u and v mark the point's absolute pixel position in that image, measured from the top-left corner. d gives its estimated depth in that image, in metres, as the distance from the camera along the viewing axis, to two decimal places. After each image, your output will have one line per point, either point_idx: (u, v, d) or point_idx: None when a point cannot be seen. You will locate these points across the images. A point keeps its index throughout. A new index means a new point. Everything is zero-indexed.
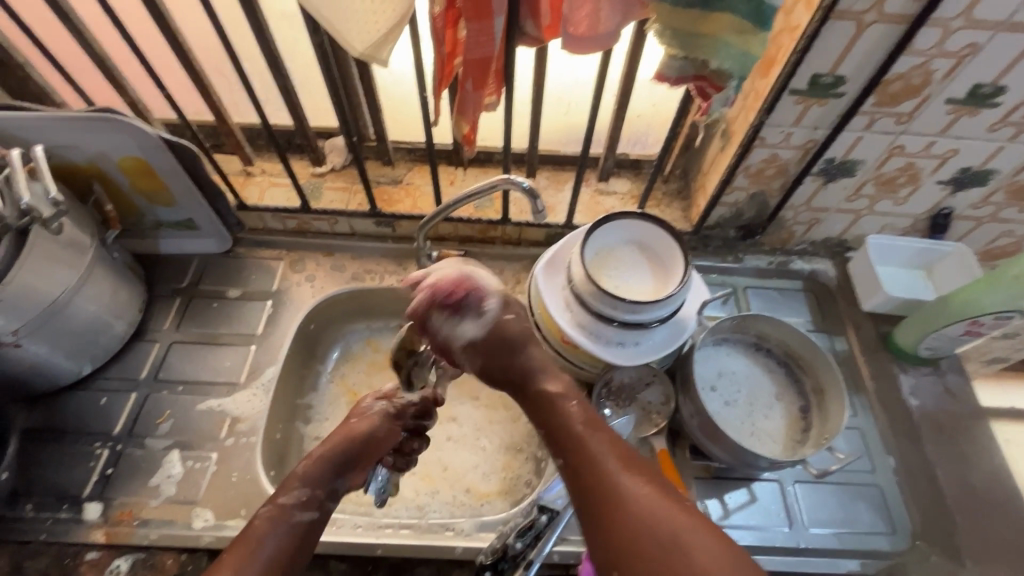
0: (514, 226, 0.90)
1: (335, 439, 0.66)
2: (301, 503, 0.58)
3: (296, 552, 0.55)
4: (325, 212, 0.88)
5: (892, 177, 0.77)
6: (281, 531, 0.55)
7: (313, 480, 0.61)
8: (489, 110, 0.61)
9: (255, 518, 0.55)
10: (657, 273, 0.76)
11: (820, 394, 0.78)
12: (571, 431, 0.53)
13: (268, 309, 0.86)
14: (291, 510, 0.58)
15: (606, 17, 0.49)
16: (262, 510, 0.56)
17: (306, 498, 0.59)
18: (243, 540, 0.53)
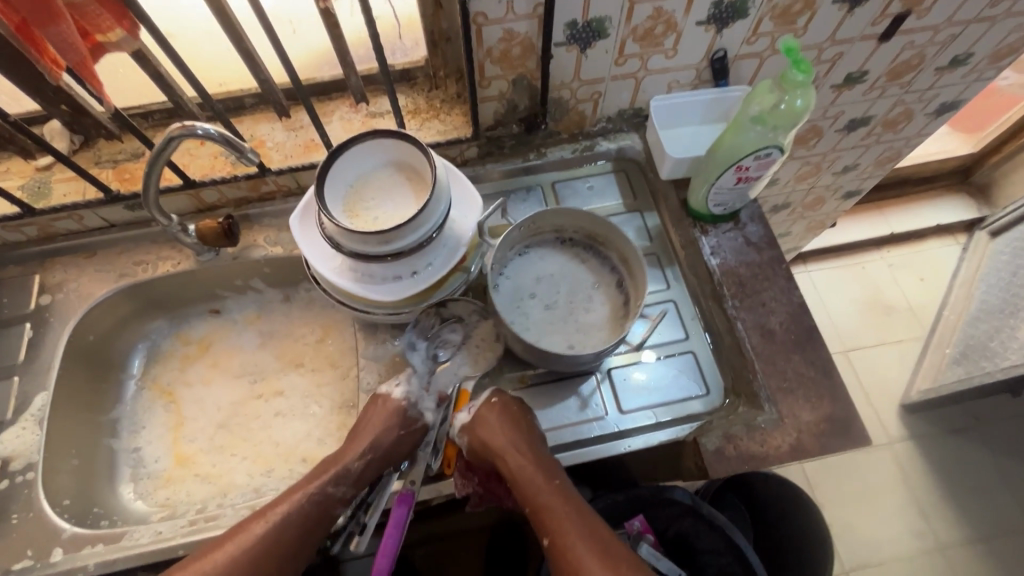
0: (279, 174, 0.80)
1: (378, 440, 0.69)
2: (342, 498, 0.67)
3: (312, 534, 0.64)
4: (60, 208, 0.76)
5: (648, 29, 0.70)
6: (301, 517, 0.64)
7: (356, 477, 0.68)
8: (121, 48, 0.53)
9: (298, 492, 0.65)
10: (418, 192, 0.69)
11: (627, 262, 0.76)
12: (544, 512, 0.66)
13: (29, 332, 0.77)
14: (331, 499, 0.66)
15: None
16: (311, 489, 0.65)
17: (347, 475, 0.68)
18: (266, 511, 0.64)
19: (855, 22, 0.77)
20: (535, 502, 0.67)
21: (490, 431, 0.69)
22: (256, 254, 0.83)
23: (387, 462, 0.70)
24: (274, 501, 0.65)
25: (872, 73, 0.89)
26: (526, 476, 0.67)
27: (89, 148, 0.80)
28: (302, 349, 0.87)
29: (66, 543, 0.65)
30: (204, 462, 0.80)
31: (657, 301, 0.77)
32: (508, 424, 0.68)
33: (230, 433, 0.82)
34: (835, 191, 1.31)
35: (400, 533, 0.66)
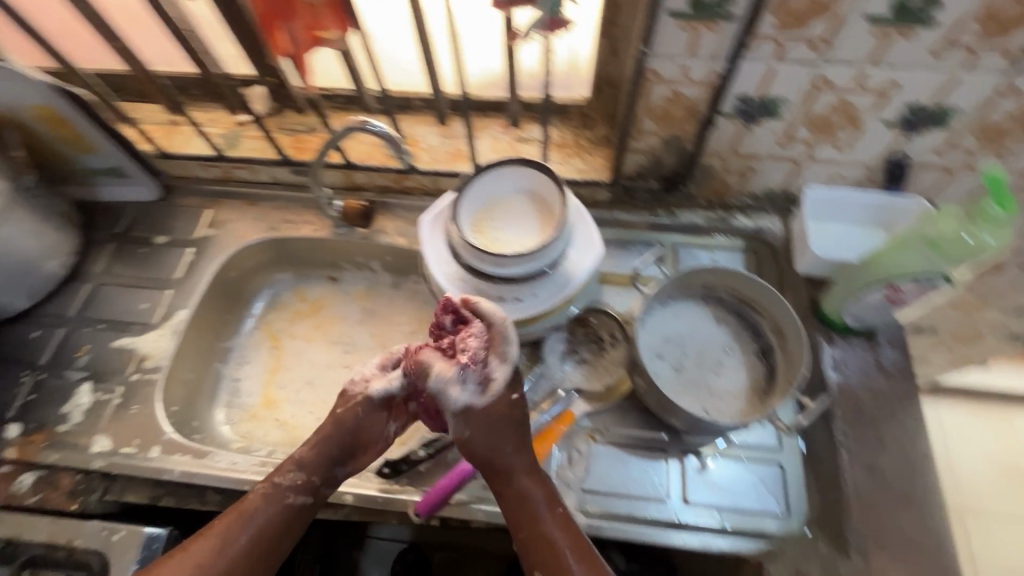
0: (424, 174, 0.86)
1: (327, 439, 0.67)
2: (295, 488, 0.66)
3: (276, 535, 0.64)
4: (241, 159, 0.89)
5: (826, 118, 0.66)
6: (267, 514, 0.64)
7: (314, 472, 0.66)
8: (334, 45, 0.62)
9: (250, 494, 0.64)
10: (543, 224, 0.70)
11: (780, 335, 0.70)
12: (540, 542, 0.62)
13: (189, 255, 0.90)
14: (285, 492, 0.65)
15: None
16: (257, 489, 0.65)
17: (302, 486, 0.66)
18: (237, 508, 0.64)
19: None
20: (527, 529, 0.62)
21: (495, 426, 0.66)
22: (381, 240, 0.89)
23: (338, 458, 0.68)
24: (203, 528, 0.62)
25: None
26: (522, 488, 0.64)
27: (278, 114, 0.91)
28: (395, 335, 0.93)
29: (163, 444, 0.74)
30: (286, 411, 0.88)
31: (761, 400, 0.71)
32: (516, 423, 0.66)
33: (313, 391, 0.89)
34: (998, 330, 1.13)
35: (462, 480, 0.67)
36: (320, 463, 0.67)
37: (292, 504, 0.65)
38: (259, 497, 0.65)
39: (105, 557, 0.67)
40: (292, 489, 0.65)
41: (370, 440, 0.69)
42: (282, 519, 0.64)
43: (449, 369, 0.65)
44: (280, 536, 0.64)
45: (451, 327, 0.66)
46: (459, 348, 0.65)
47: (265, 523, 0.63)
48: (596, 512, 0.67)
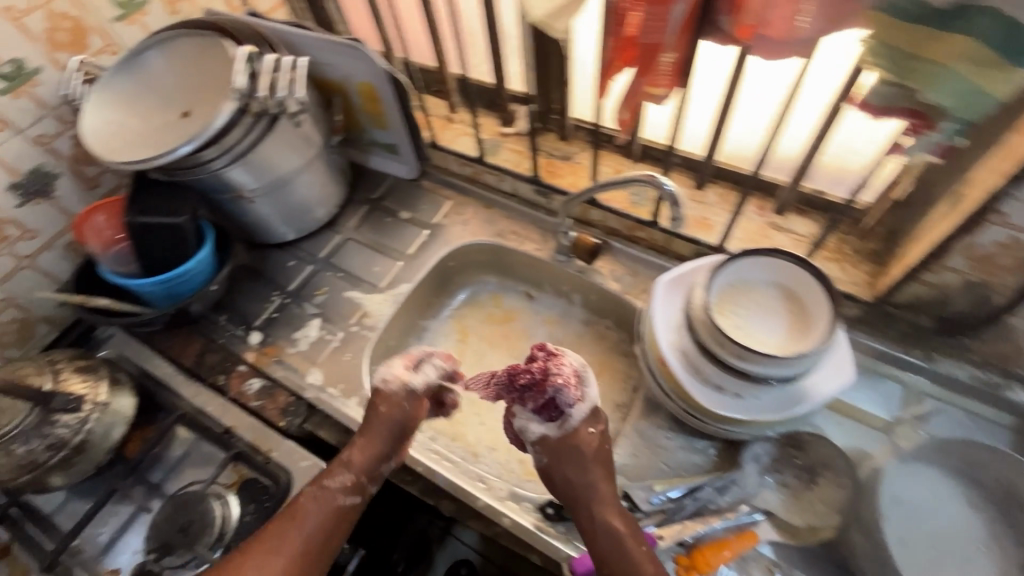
0: (662, 232, 0.86)
1: (377, 448, 0.69)
2: (341, 488, 0.67)
3: (329, 531, 0.65)
4: (495, 167, 0.96)
5: None
6: (321, 511, 0.65)
7: (360, 466, 0.68)
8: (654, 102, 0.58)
9: (302, 497, 0.65)
10: (794, 330, 0.65)
11: None
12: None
13: (423, 237, 0.99)
14: (335, 493, 0.66)
15: (804, 20, 0.47)
16: (307, 489, 0.66)
17: (350, 486, 0.67)
18: (291, 513, 0.64)
19: None
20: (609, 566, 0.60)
21: (573, 455, 0.67)
22: (595, 279, 0.90)
23: (390, 443, 0.70)
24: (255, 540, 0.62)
25: None
26: (603, 513, 0.63)
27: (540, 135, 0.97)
28: None
29: (361, 398, 0.81)
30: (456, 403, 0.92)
31: None
32: (599, 453, 0.67)
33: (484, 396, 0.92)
34: None
35: None
36: (358, 465, 0.68)
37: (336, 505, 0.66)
38: (308, 497, 0.66)
39: (291, 478, 0.75)
40: (339, 490, 0.67)
41: (382, 448, 0.69)
42: (328, 519, 0.65)
43: (541, 398, 0.67)
44: (323, 534, 0.64)
45: (543, 359, 0.68)
46: (554, 374, 0.66)
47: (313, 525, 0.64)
48: None
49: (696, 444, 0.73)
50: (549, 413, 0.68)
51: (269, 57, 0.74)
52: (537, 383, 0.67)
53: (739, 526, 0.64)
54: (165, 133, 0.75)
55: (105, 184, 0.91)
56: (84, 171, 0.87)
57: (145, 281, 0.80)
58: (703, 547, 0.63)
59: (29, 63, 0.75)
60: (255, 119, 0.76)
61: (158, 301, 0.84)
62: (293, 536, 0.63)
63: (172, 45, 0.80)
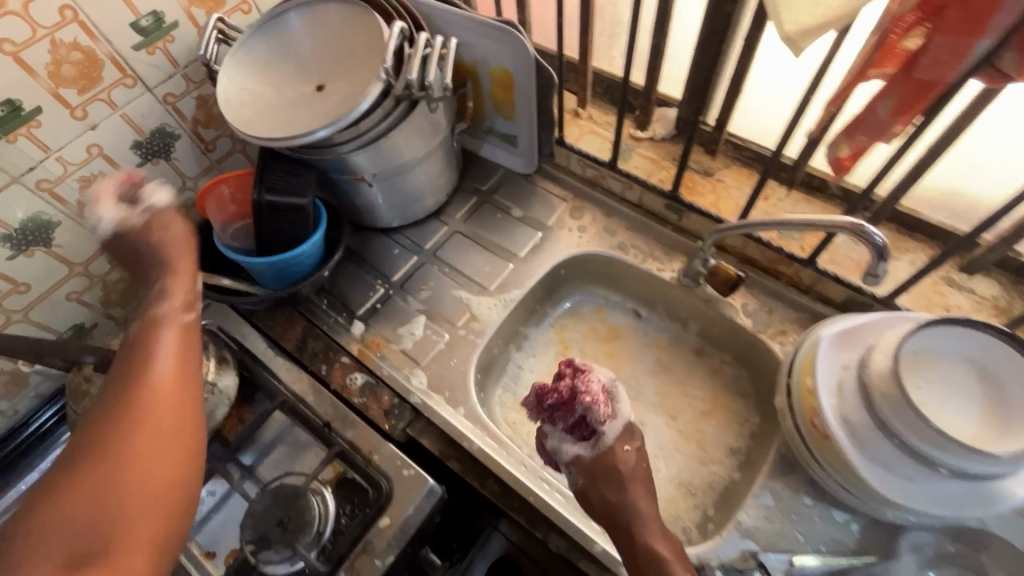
0: (814, 272, 0.77)
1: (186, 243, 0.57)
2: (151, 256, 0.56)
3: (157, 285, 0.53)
4: (626, 174, 0.88)
5: None
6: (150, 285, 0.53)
7: (150, 226, 0.58)
8: (886, 138, 0.49)
9: (149, 286, 0.53)
10: (992, 418, 0.57)
11: None
12: None
13: (536, 239, 0.93)
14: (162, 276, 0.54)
15: None
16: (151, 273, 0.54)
17: (179, 304, 0.51)
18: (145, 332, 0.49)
19: None
20: None
21: (608, 475, 0.62)
22: (725, 311, 0.82)
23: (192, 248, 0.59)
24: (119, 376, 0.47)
25: None
26: (645, 535, 0.58)
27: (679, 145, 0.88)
28: (683, 406, 0.86)
29: (467, 409, 0.77)
30: None
31: None
32: (635, 467, 0.62)
33: None
34: None
35: None
36: (179, 293, 0.52)
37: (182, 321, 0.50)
38: (167, 307, 0.51)
39: (393, 486, 0.72)
40: (168, 313, 0.50)
41: (151, 276, 0.55)
42: (172, 354, 0.47)
43: (570, 415, 0.64)
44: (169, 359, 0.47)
45: (571, 375, 0.66)
46: (582, 392, 0.63)
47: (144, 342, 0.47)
48: None
49: (838, 517, 0.65)
50: (579, 434, 0.64)
51: (424, 36, 0.68)
52: (565, 402, 0.64)
53: None
54: (299, 107, 0.70)
55: (219, 149, 0.87)
56: (203, 134, 0.83)
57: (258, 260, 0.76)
58: None
59: (167, 17, 0.71)
60: (395, 103, 0.70)
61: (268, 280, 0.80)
62: (149, 389, 0.44)
63: (315, 11, 0.74)
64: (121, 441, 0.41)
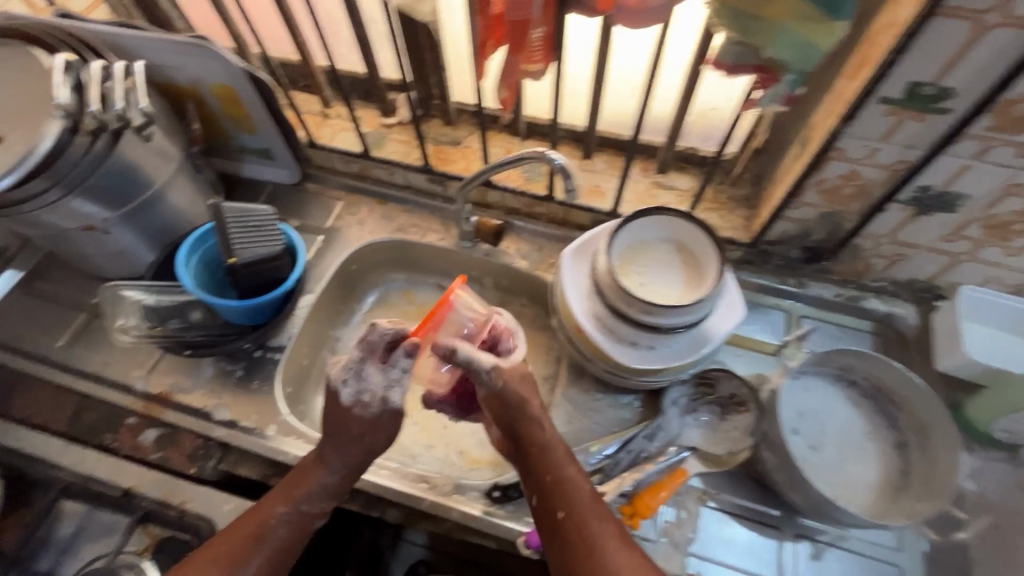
0: (560, 205, 0.88)
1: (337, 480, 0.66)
2: (319, 511, 0.65)
3: (294, 545, 0.63)
4: (384, 161, 0.92)
5: (1006, 222, 0.64)
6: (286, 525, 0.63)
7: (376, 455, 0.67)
8: (531, 77, 0.59)
9: (272, 516, 0.63)
10: (689, 280, 0.71)
11: (920, 433, 0.67)
12: (576, 495, 0.60)
13: (319, 243, 0.93)
14: (309, 516, 0.64)
15: None
16: (279, 509, 0.63)
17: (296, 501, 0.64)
18: (257, 529, 0.62)
19: None
20: (556, 479, 0.61)
21: (525, 381, 0.64)
22: (504, 259, 0.90)
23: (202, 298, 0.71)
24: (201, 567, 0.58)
25: None
26: (558, 472, 0.62)
27: (424, 122, 0.94)
28: None
29: (279, 424, 0.76)
30: None
31: (881, 536, 0.66)
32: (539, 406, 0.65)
33: (412, 396, 0.89)
34: None
35: None
36: (331, 487, 0.65)
37: (309, 522, 0.65)
38: (314, 502, 0.65)
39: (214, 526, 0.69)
40: (278, 506, 0.63)
41: (320, 482, 0.65)
42: (293, 534, 0.63)
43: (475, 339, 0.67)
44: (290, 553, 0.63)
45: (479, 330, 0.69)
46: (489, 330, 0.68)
47: (283, 532, 0.63)
48: None
49: (623, 399, 0.77)
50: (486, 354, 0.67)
51: (96, 63, 0.65)
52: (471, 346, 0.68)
53: (671, 463, 0.69)
54: None
55: None
56: None
57: (230, 300, 0.73)
58: (643, 493, 0.67)
59: None
60: (93, 137, 0.66)
61: (236, 318, 0.77)
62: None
63: None
64: (244, 560, 0.60)
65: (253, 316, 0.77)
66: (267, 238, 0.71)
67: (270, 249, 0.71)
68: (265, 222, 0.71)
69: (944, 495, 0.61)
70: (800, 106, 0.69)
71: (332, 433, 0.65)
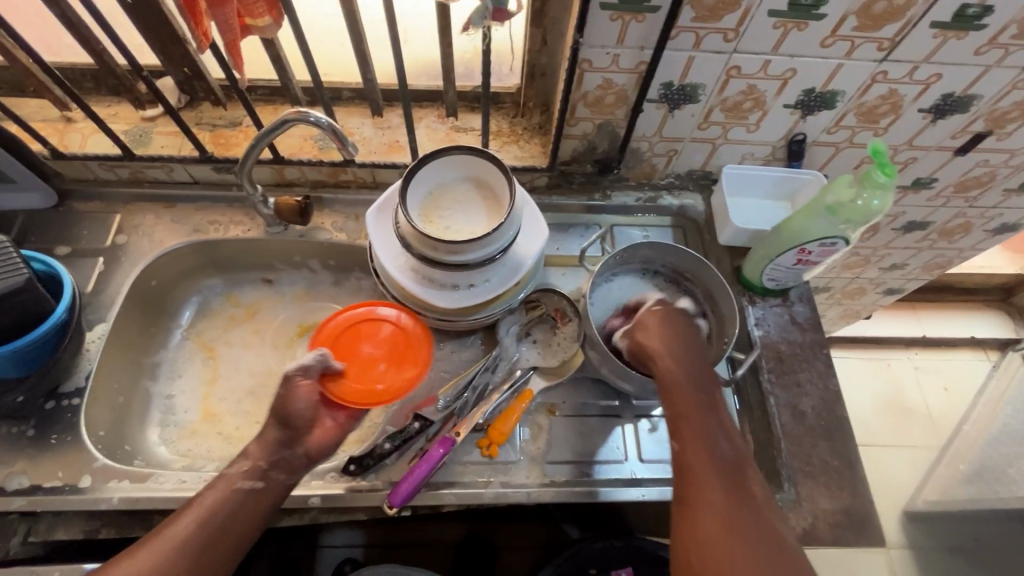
0: (363, 167, 0.84)
1: (278, 439, 0.63)
2: (255, 477, 0.61)
3: (236, 514, 0.59)
4: (154, 158, 0.82)
5: (737, 102, 0.73)
6: (224, 498, 0.59)
7: (306, 420, 0.65)
8: (265, 34, 0.57)
9: (201, 492, 0.59)
10: (491, 212, 0.72)
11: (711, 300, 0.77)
12: (685, 452, 0.60)
13: (101, 266, 0.81)
14: (234, 478, 0.60)
15: None
16: (213, 486, 0.59)
17: (247, 471, 0.61)
18: (194, 503, 0.58)
19: (933, 134, 0.79)
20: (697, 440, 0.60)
21: (655, 346, 0.68)
22: (321, 236, 0.86)
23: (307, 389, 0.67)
24: (160, 536, 0.55)
25: (942, 181, 0.90)
26: (681, 433, 0.61)
27: (193, 108, 0.85)
28: None
29: (95, 473, 0.67)
30: (229, 422, 0.81)
31: None
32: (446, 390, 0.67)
33: (258, 401, 0.83)
34: (882, 289, 1.31)
35: (432, 466, 0.67)
36: (267, 455, 0.62)
37: (251, 483, 0.60)
38: (238, 469, 0.61)
39: None
40: (236, 475, 0.61)
41: (233, 470, 0.61)
42: (239, 504, 0.59)
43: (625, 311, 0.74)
44: (237, 524, 0.58)
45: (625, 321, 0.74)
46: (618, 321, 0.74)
47: (235, 503, 0.59)
48: (562, 481, 0.71)
49: (465, 344, 0.79)
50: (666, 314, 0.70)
51: None
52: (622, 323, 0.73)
53: (518, 385, 0.73)
54: None
55: None
56: None
57: None
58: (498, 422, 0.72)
59: None
60: None
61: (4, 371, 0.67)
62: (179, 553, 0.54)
63: None
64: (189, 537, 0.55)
65: (28, 367, 0.66)
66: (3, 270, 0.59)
67: (17, 283, 0.60)
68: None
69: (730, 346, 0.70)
70: (552, 27, 0.73)
71: (280, 406, 0.65)
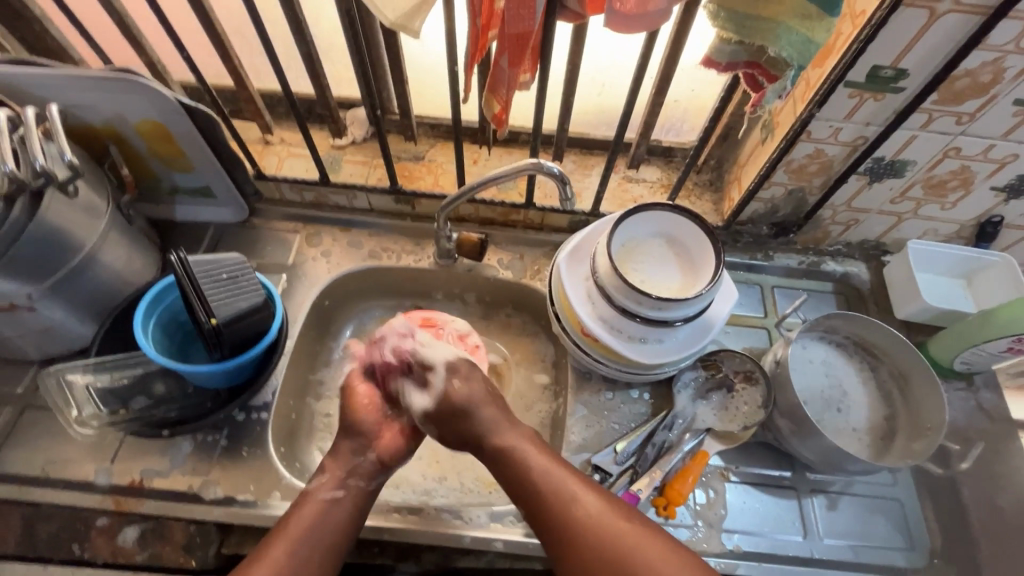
0: (538, 210, 0.87)
1: (349, 465, 0.64)
2: (331, 497, 0.61)
3: (326, 538, 0.58)
4: (344, 185, 0.86)
5: (943, 180, 0.72)
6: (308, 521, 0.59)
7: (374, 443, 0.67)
8: (523, 89, 0.58)
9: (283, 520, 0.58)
10: (685, 271, 0.73)
11: (901, 379, 0.75)
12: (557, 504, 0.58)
13: (283, 283, 0.85)
14: (313, 498, 0.61)
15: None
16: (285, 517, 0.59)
17: (325, 487, 0.62)
18: (282, 529, 0.58)
19: None
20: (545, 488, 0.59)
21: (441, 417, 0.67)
22: (488, 272, 0.87)
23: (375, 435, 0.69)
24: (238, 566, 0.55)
25: None
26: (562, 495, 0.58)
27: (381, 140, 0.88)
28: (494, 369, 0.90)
29: (283, 490, 0.68)
30: None
31: (880, 480, 0.73)
32: (501, 414, 0.65)
33: None
34: None
35: None
36: (347, 473, 0.64)
37: (331, 502, 0.61)
38: (320, 489, 0.62)
39: None
40: (316, 493, 0.61)
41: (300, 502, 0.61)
42: (320, 527, 0.59)
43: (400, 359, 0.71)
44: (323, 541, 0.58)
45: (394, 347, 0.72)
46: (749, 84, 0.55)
47: (317, 519, 0.59)
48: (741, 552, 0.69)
49: (634, 396, 0.78)
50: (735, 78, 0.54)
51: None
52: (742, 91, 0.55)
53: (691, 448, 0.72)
54: None
55: None
56: None
57: (201, 367, 0.63)
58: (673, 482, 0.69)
59: None
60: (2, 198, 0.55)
61: (209, 382, 0.68)
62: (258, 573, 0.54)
63: None
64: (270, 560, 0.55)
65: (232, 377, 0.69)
66: (246, 290, 0.63)
67: (253, 301, 0.63)
68: (238, 274, 0.64)
69: (935, 434, 0.68)
70: None
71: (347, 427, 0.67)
